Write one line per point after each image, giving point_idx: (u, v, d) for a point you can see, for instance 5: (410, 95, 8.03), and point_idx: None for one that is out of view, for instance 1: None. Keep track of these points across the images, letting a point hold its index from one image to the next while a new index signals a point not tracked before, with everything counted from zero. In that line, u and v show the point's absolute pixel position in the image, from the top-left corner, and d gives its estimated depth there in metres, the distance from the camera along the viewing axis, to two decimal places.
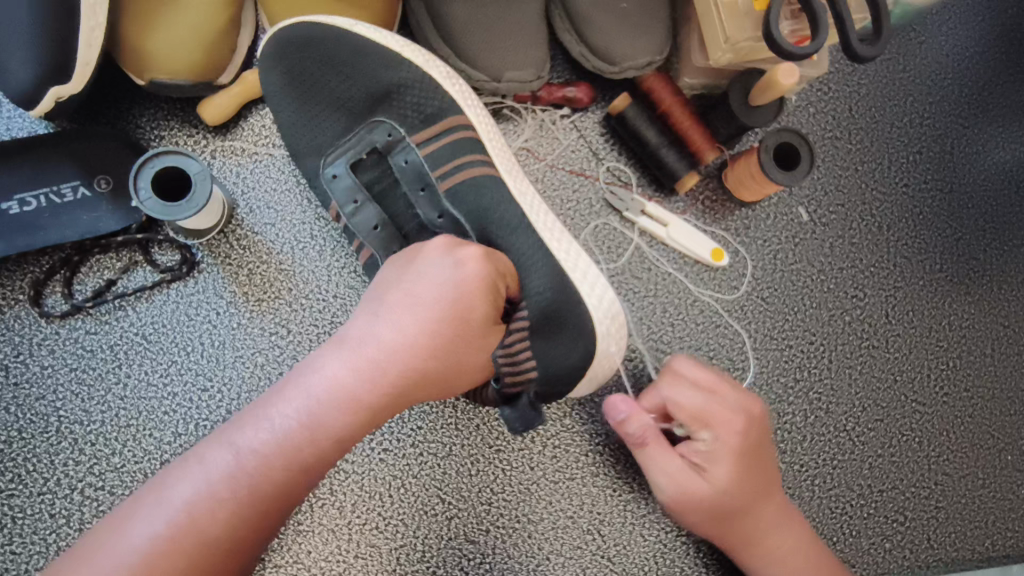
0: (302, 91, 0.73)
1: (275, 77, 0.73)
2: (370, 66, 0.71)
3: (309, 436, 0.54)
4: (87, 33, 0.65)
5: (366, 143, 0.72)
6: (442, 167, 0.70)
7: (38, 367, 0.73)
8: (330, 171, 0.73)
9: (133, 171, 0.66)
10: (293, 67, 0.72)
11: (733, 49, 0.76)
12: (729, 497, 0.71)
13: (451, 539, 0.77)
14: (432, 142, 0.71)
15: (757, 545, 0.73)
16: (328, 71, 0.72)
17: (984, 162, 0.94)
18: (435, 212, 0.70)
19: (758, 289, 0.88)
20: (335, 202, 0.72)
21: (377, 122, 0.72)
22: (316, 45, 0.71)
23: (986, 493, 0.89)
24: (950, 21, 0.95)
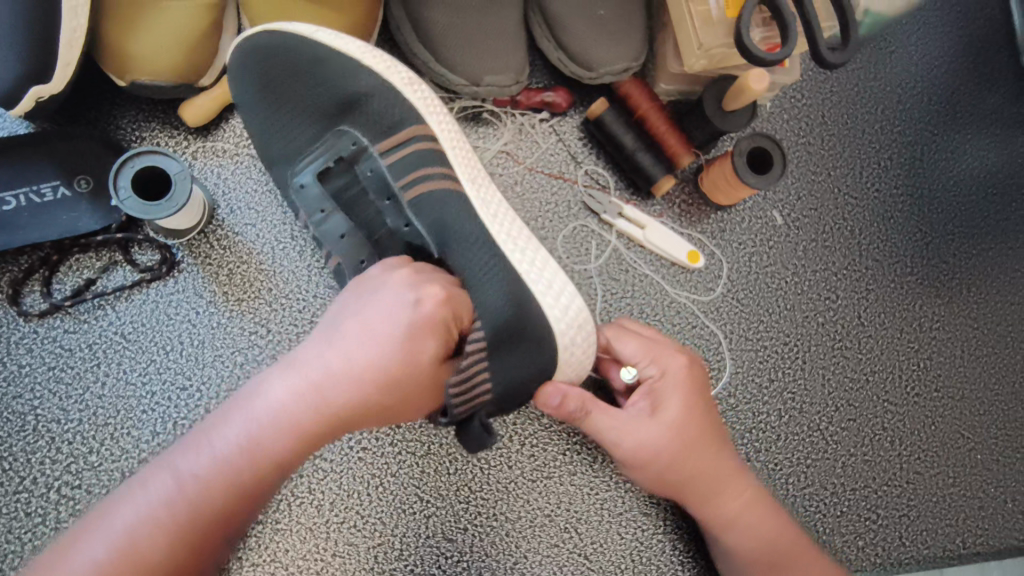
0: (274, 97, 0.73)
1: (250, 82, 0.73)
2: (342, 71, 0.72)
3: (250, 457, 0.55)
4: (68, 34, 0.65)
5: (333, 152, 0.72)
6: (407, 175, 0.70)
7: (16, 366, 0.73)
8: (297, 180, 0.72)
9: (113, 172, 0.67)
10: (264, 73, 0.73)
11: (707, 56, 0.78)
12: (687, 441, 0.71)
13: (429, 537, 0.78)
14: (397, 151, 0.71)
15: (718, 493, 0.73)
16: (298, 78, 0.73)
17: (953, 168, 0.97)
18: (401, 221, 0.71)
19: (733, 291, 0.90)
20: (304, 210, 0.73)
21: (343, 131, 0.72)
22: (286, 50, 0.72)
23: (956, 491, 0.91)
24: (920, 31, 0.98)
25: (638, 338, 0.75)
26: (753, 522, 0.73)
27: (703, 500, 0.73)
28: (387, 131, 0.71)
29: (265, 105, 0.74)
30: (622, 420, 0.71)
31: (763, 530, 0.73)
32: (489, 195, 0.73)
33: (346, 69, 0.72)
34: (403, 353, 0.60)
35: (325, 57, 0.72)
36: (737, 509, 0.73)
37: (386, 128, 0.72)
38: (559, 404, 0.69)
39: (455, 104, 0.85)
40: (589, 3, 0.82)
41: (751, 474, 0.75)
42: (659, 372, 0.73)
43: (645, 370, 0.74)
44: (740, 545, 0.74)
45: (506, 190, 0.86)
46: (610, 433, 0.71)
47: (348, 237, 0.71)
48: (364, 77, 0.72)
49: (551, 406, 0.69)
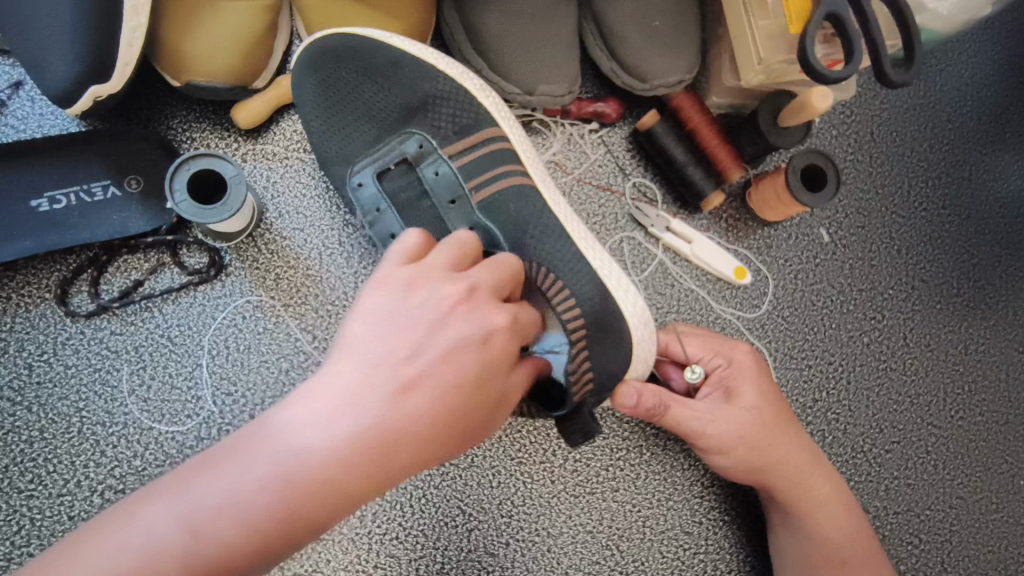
0: (337, 100, 0.73)
1: (311, 86, 0.73)
2: (407, 77, 0.71)
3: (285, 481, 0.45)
4: (129, 33, 0.65)
5: (395, 153, 0.72)
6: (476, 179, 0.70)
7: (62, 367, 0.72)
8: (355, 180, 0.72)
9: (168, 176, 0.66)
10: (329, 76, 0.72)
11: (766, 71, 0.77)
12: (767, 426, 0.71)
13: (471, 551, 0.77)
14: (468, 153, 0.71)
15: (800, 479, 0.73)
16: (362, 83, 0.72)
17: (1002, 189, 0.95)
18: (465, 223, 0.70)
19: (779, 308, 0.89)
20: (359, 210, 0.73)
21: (410, 133, 0.72)
22: (353, 54, 0.71)
23: (999, 518, 0.90)
24: (971, 49, 0.97)
25: (699, 332, 0.76)
26: (831, 506, 0.74)
27: (786, 488, 0.73)
28: (445, 140, 0.71)
29: (325, 107, 0.73)
30: (706, 410, 0.70)
31: (841, 512, 0.74)
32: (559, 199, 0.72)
33: (408, 75, 0.71)
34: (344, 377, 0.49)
35: (388, 62, 0.71)
36: (816, 494, 0.74)
37: (443, 138, 0.71)
38: (637, 402, 0.68)
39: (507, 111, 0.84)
40: (645, 13, 0.81)
41: (822, 459, 0.76)
42: (726, 362, 0.74)
43: (711, 363, 0.74)
44: (823, 531, 0.73)
45: None
46: (696, 424, 0.70)
47: (399, 238, 0.71)
48: (421, 86, 0.71)
49: (633, 404, 0.69)
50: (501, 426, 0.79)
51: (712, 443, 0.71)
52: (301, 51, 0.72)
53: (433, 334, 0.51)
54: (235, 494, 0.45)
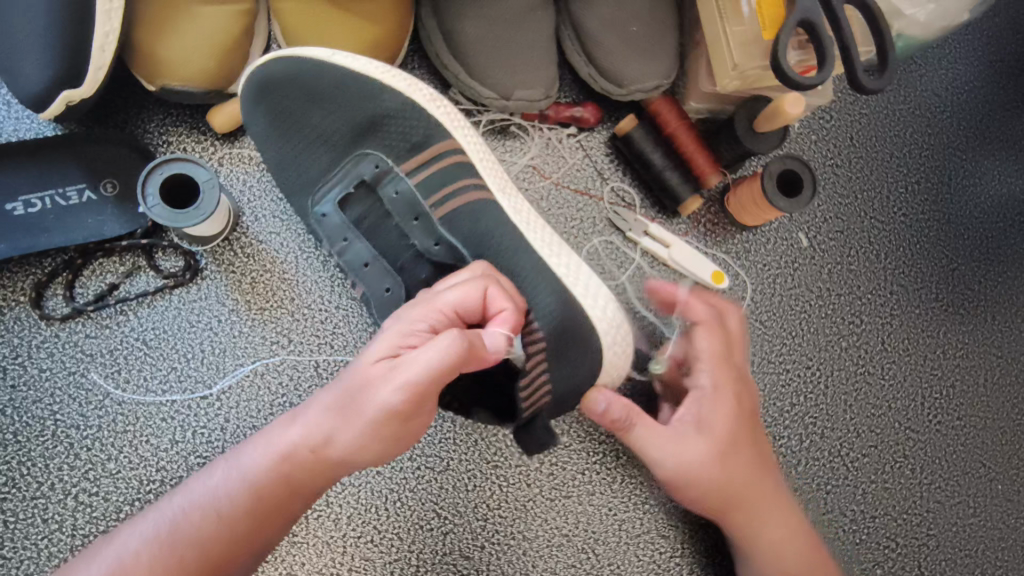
0: (289, 126, 0.73)
1: (263, 111, 0.73)
2: (354, 96, 0.72)
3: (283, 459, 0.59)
4: (101, 37, 0.64)
5: (352, 177, 0.72)
6: (438, 193, 0.70)
7: (36, 370, 0.72)
8: (319, 210, 0.72)
9: (142, 179, 0.67)
10: (279, 102, 0.72)
11: (741, 76, 0.77)
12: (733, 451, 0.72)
13: (446, 554, 0.77)
14: (425, 169, 0.71)
15: (760, 513, 0.73)
16: (312, 106, 0.73)
17: (981, 194, 0.96)
18: (430, 241, 0.68)
19: (757, 312, 0.89)
20: (327, 241, 0.72)
21: (364, 154, 0.72)
22: (302, 76, 0.72)
23: (977, 522, 0.90)
24: (951, 55, 0.97)
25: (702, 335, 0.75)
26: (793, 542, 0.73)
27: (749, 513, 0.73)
28: (419, 145, 0.71)
29: (278, 134, 0.73)
30: (663, 442, 0.70)
31: (803, 547, 0.73)
32: (520, 203, 0.74)
33: (366, 88, 0.71)
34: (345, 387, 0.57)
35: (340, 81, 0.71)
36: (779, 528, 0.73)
37: (418, 142, 0.72)
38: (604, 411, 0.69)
39: (485, 117, 0.84)
40: (622, 19, 0.81)
41: (786, 494, 0.76)
42: (710, 383, 0.73)
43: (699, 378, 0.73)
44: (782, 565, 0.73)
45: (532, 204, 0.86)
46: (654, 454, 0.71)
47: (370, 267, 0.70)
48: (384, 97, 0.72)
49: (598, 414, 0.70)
50: (476, 430, 0.79)
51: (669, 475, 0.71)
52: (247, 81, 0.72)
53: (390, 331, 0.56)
54: (258, 459, 0.60)
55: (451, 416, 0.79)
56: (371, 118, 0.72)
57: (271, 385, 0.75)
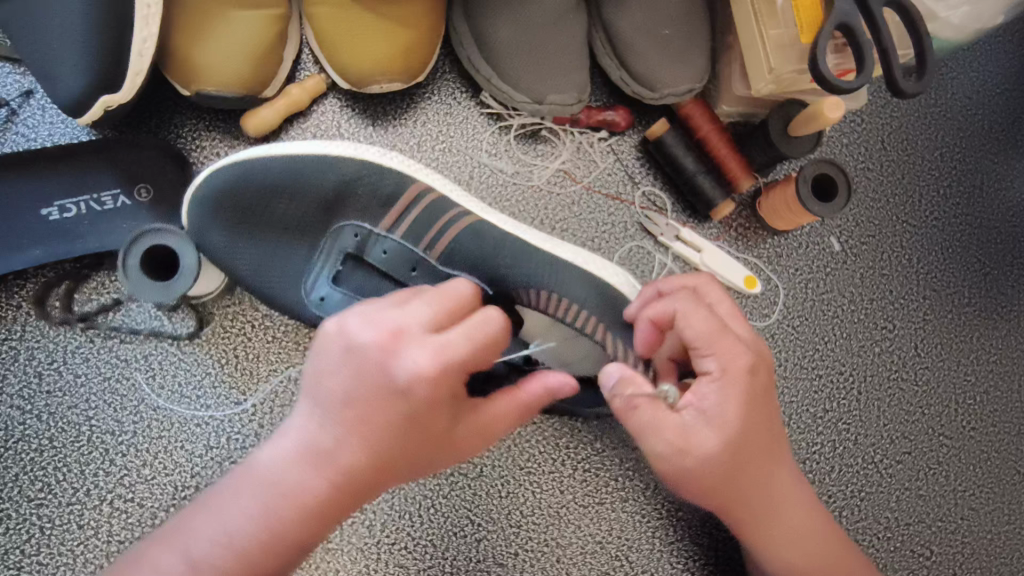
0: (259, 217, 0.72)
1: (221, 218, 0.71)
2: (315, 172, 0.71)
3: (303, 505, 0.51)
4: (140, 44, 0.65)
5: (336, 252, 0.73)
6: (425, 237, 0.72)
7: (72, 376, 0.72)
8: (314, 294, 0.72)
9: (135, 233, 0.67)
10: (242, 201, 0.71)
11: (777, 80, 0.77)
12: (752, 444, 0.61)
13: (480, 562, 0.76)
14: (403, 219, 0.72)
15: (767, 507, 0.66)
16: (276, 194, 0.71)
17: (1013, 198, 0.95)
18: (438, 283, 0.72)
19: (789, 317, 0.88)
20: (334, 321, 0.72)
21: (339, 228, 0.73)
22: (255, 174, 0.71)
23: (1012, 529, 0.89)
24: (982, 57, 0.96)
25: (702, 313, 0.59)
26: (803, 534, 0.68)
27: (755, 510, 0.65)
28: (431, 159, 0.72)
29: (246, 234, 0.72)
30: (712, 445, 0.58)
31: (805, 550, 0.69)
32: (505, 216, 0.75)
33: (322, 162, 0.71)
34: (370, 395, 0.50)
35: (295, 164, 0.71)
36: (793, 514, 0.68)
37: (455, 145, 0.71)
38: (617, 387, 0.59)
39: (517, 120, 0.84)
40: (655, 22, 0.81)
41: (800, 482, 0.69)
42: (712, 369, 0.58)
43: (699, 366, 0.59)
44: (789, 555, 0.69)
45: (563, 209, 0.85)
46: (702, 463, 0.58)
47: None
48: (342, 164, 0.72)
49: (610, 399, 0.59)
50: (509, 436, 0.78)
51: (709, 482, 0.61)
52: (198, 189, 0.70)
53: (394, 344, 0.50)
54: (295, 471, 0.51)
55: None
56: (338, 184, 0.72)
57: None
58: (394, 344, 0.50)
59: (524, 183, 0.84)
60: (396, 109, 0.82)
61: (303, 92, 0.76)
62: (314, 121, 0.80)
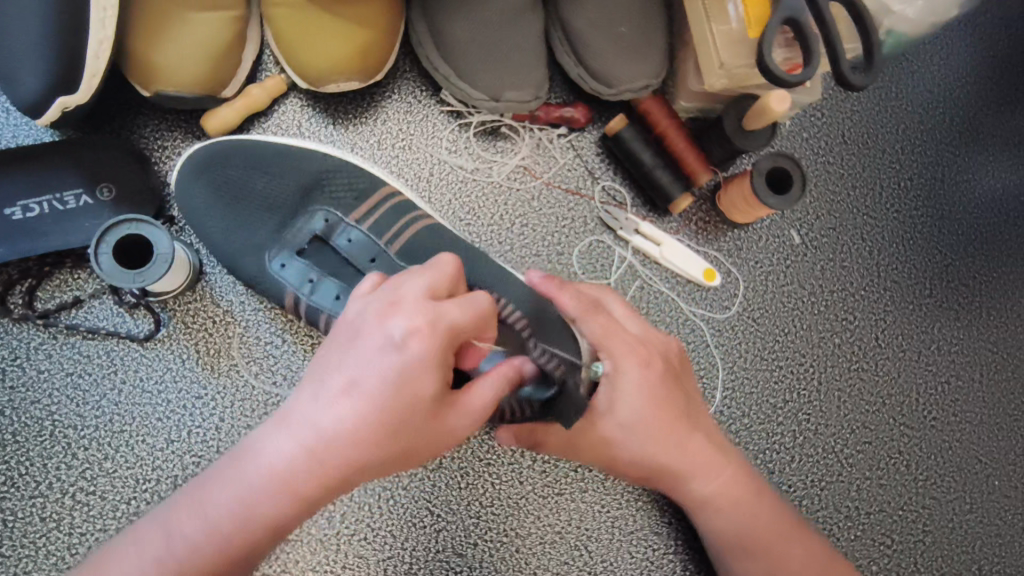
0: (238, 196, 0.75)
1: (199, 192, 0.74)
2: (296, 164, 0.75)
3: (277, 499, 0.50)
4: (96, 45, 0.66)
5: (306, 232, 0.73)
6: (390, 231, 0.72)
7: (35, 372, 0.74)
8: (276, 262, 0.73)
9: (112, 223, 0.67)
10: (224, 179, 0.75)
11: (728, 75, 0.78)
12: (660, 410, 0.70)
13: (439, 552, 0.78)
14: (374, 210, 0.73)
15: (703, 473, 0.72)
16: (254, 180, 0.75)
17: (974, 190, 0.96)
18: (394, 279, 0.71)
19: (749, 310, 0.89)
20: (291, 289, 0.72)
21: (312, 211, 0.74)
22: (238, 156, 0.75)
23: (973, 518, 0.90)
24: (943, 50, 0.97)
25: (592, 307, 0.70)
26: (739, 498, 0.73)
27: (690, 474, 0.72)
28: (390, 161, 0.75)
29: (218, 208, 0.74)
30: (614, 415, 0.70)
31: (751, 514, 0.73)
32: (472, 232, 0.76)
33: (308, 154, 0.76)
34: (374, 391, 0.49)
35: (279, 155, 0.75)
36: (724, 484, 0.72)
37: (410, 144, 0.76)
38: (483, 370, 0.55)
39: (476, 118, 0.85)
40: (611, 19, 0.82)
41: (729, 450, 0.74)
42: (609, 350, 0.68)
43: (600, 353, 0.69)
44: (725, 520, 0.73)
45: (523, 204, 0.86)
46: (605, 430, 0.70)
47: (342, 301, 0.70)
48: (327, 159, 0.76)
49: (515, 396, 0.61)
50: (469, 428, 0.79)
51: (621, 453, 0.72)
52: (184, 162, 0.75)
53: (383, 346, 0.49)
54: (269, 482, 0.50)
55: None
56: (313, 178, 0.75)
57: (265, 385, 0.76)
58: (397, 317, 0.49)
59: (484, 180, 0.86)
60: (357, 108, 0.84)
61: (261, 93, 0.78)
62: (275, 120, 0.81)
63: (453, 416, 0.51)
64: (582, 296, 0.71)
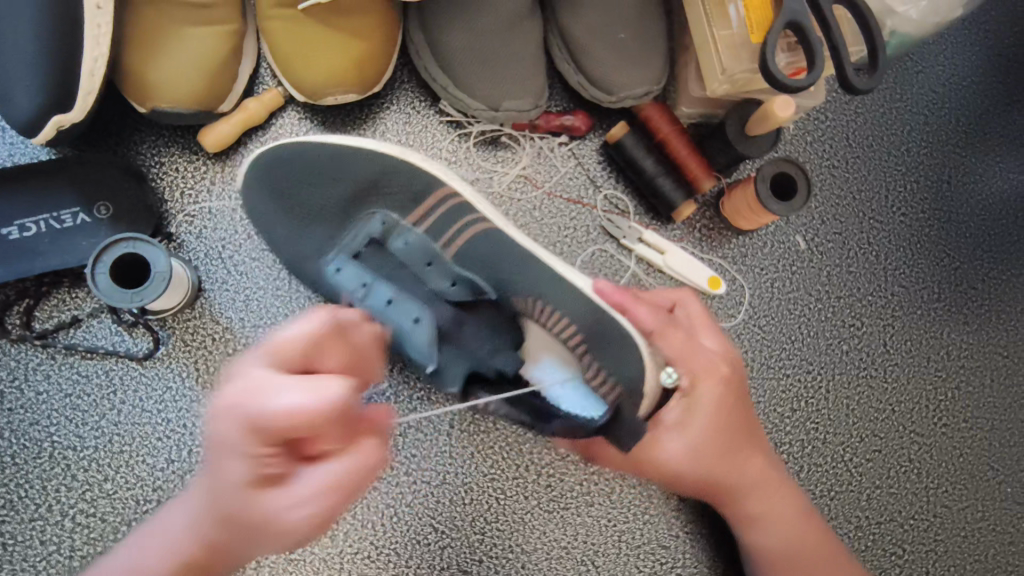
0: (294, 200, 0.75)
1: (261, 199, 0.74)
2: (350, 165, 0.74)
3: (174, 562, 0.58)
4: (91, 63, 0.66)
5: (362, 235, 0.73)
6: (444, 235, 0.72)
7: (33, 393, 0.73)
8: (332, 266, 0.73)
9: (111, 241, 0.66)
10: (279, 183, 0.74)
11: (730, 81, 0.77)
12: (727, 431, 0.69)
13: (444, 568, 0.77)
14: (428, 216, 0.73)
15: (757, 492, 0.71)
16: (311, 181, 0.74)
17: (982, 192, 0.94)
18: (447, 281, 0.70)
19: (755, 317, 0.88)
20: (347, 293, 0.72)
21: (370, 213, 0.74)
22: (292, 159, 0.74)
23: (986, 526, 0.89)
24: (949, 51, 0.96)
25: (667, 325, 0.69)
26: (794, 521, 0.72)
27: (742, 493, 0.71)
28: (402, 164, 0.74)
29: (276, 212, 0.75)
30: (680, 435, 0.67)
31: (800, 536, 0.72)
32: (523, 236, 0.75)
33: (360, 151, 0.74)
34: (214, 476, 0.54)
35: (332, 156, 0.74)
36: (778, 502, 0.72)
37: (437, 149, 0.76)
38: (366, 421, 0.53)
39: (475, 128, 0.84)
40: (610, 26, 0.81)
41: (780, 469, 0.74)
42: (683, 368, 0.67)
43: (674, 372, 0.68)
44: (782, 541, 0.72)
45: (524, 214, 0.85)
46: (673, 452, 0.67)
47: (420, 323, 0.68)
48: (380, 157, 0.74)
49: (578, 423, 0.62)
50: (474, 443, 0.78)
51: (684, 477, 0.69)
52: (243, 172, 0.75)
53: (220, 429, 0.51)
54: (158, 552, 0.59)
55: (446, 430, 0.78)
56: (370, 179, 0.74)
57: None
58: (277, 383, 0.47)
59: (485, 190, 0.85)
60: (355, 119, 0.83)
61: (258, 108, 0.77)
62: (272, 133, 0.80)
63: (272, 501, 0.49)
64: (658, 311, 0.69)
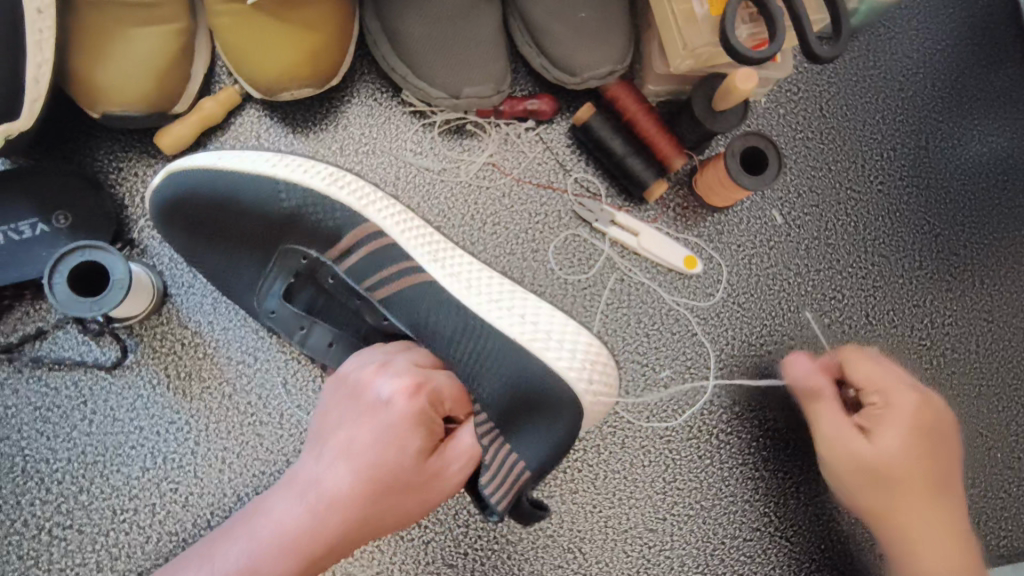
0: (214, 231, 0.72)
1: (177, 235, 0.72)
2: (260, 196, 0.70)
3: (291, 538, 0.57)
4: (35, 69, 0.65)
5: (286, 272, 0.72)
6: (369, 276, 0.69)
7: (3, 407, 0.72)
8: (267, 307, 0.72)
9: (66, 249, 0.65)
10: (191, 213, 0.71)
11: (692, 56, 0.75)
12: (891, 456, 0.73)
13: (429, 563, 0.77)
14: (353, 253, 0.69)
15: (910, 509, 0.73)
16: (221, 214, 0.71)
17: (961, 155, 0.93)
18: (379, 317, 0.72)
19: (733, 294, 0.87)
20: (285, 333, 0.72)
21: (289, 250, 0.71)
22: (200, 186, 0.70)
23: (977, 493, 0.88)
24: (921, 14, 0.94)
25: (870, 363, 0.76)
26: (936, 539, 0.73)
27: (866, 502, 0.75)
28: (312, 206, 0.69)
29: (198, 247, 0.73)
30: (901, 438, 0.73)
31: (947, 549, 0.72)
32: (460, 264, 0.71)
33: (266, 183, 0.69)
34: (382, 473, 0.59)
35: (234, 194, 0.70)
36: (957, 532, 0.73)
37: (343, 177, 0.71)
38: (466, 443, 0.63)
39: (439, 117, 0.83)
40: (570, 5, 0.79)
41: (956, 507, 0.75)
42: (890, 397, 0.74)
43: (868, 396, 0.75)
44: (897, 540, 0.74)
45: (494, 203, 0.84)
46: (886, 454, 0.73)
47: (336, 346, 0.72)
48: (286, 195, 0.69)
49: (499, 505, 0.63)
50: None
51: (906, 479, 0.73)
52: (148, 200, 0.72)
53: (371, 382, 0.63)
54: (271, 549, 0.57)
55: None
56: (280, 221, 0.70)
57: (239, 406, 0.74)
58: (376, 373, 0.63)
59: (453, 180, 0.84)
60: (316, 115, 0.81)
61: (213, 107, 0.76)
62: (232, 133, 0.79)
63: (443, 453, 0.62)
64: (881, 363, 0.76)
